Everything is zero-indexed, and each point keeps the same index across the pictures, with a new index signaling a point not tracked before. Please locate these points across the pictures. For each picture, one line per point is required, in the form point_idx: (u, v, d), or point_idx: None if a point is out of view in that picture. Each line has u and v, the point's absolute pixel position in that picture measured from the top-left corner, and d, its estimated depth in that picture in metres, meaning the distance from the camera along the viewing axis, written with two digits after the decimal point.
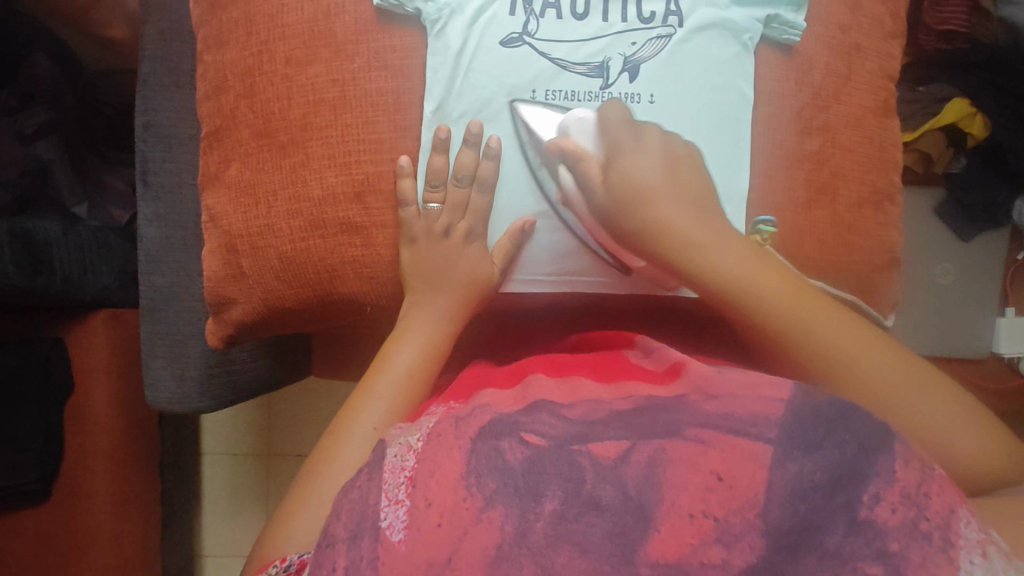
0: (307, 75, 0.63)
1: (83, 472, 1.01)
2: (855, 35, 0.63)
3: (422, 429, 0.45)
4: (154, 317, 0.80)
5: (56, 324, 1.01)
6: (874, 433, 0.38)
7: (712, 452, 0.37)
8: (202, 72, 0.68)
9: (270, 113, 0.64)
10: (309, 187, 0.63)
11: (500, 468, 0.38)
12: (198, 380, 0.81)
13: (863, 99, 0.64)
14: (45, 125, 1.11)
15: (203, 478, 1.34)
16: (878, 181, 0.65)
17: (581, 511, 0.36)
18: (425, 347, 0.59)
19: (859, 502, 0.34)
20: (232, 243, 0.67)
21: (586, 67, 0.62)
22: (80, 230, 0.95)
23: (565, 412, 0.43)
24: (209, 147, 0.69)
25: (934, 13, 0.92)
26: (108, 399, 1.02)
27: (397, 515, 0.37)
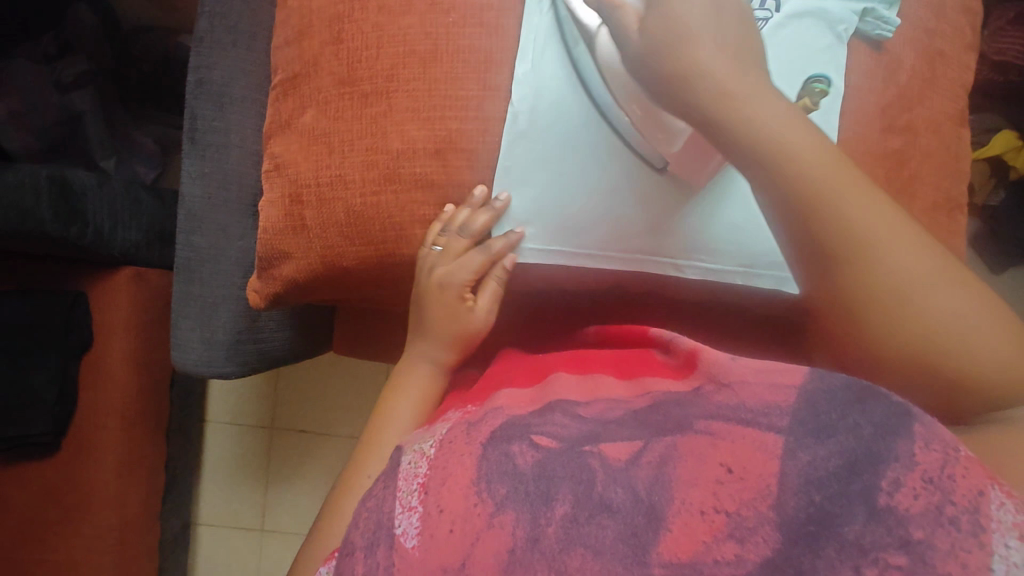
0: (401, 25, 0.62)
1: (92, 428, 1.00)
2: (939, 41, 0.63)
3: (434, 435, 0.46)
4: (190, 276, 0.79)
5: (80, 276, 1.00)
6: (886, 414, 0.37)
7: (721, 444, 0.39)
8: (284, 18, 0.68)
9: (355, 62, 0.63)
10: (389, 140, 0.62)
11: (510, 473, 0.39)
12: (227, 345, 0.80)
13: (944, 107, 0.63)
14: (84, 75, 1.09)
15: (205, 447, 1.33)
16: (952, 189, 0.63)
17: (593, 515, 0.37)
18: (414, 398, 0.64)
19: (878, 489, 0.35)
20: (298, 194, 0.66)
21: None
22: (112, 185, 0.94)
23: (579, 413, 0.45)
24: (283, 94, 0.68)
25: (991, 43, 0.90)
26: (124, 356, 1.00)
27: (410, 522, 0.39)
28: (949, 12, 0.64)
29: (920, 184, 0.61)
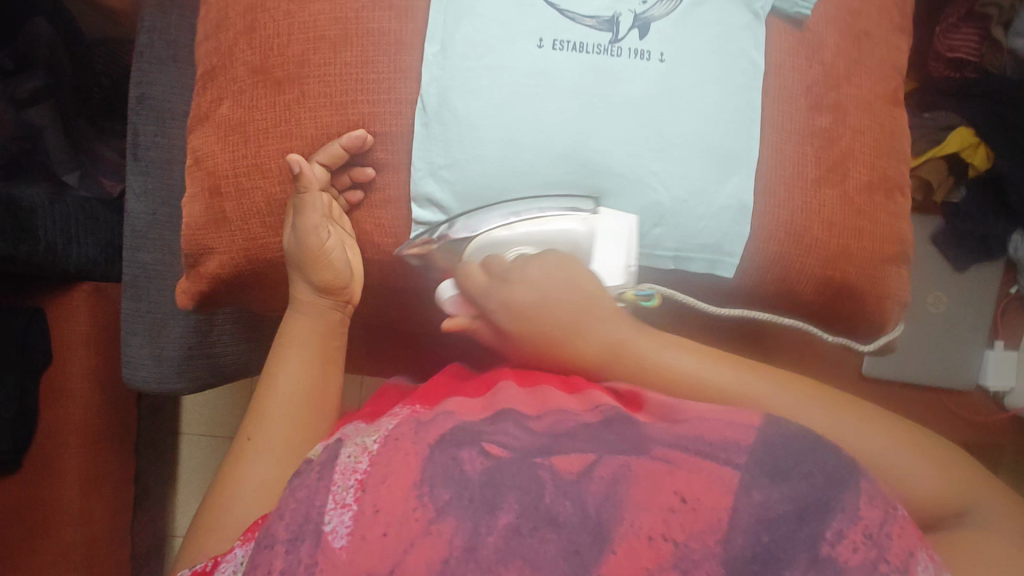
0: (309, 12, 0.62)
1: (56, 446, 0.99)
2: (865, 20, 0.64)
3: (381, 430, 0.46)
4: (137, 294, 0.78)
5: (38, 294, 1.00)
6: (837, 467, 0.37)
7: (677, 473, 0.38)
8: (205, 11, 0.68)
9: (269, 49, 0.63)
10: (303, 126, 0.63)
11: (455, 478, 0.38)
12: (177, 361, 0.79)
13: (874, 84, 0.64)
14: (40, 90, 1.09)
15: (179, 460, 1.29)
16: (890, 169, 0.64)
17: (537, 527, 0.36)
18: (307, 365, 0.59)
19: (822, 538, 0.35)
20: (217, 187, 0.66)
21: (596, 20, 0.58)
22: (66, 201, 0.95)
23: (530, 424, 0.43)
24: (203, 87, 0.68)
25: (945, 41, 0.92)
26: (84, 371, 1.00)
27: (341, 521, 0.38)
28: None
29: (853, 157, 0.63)
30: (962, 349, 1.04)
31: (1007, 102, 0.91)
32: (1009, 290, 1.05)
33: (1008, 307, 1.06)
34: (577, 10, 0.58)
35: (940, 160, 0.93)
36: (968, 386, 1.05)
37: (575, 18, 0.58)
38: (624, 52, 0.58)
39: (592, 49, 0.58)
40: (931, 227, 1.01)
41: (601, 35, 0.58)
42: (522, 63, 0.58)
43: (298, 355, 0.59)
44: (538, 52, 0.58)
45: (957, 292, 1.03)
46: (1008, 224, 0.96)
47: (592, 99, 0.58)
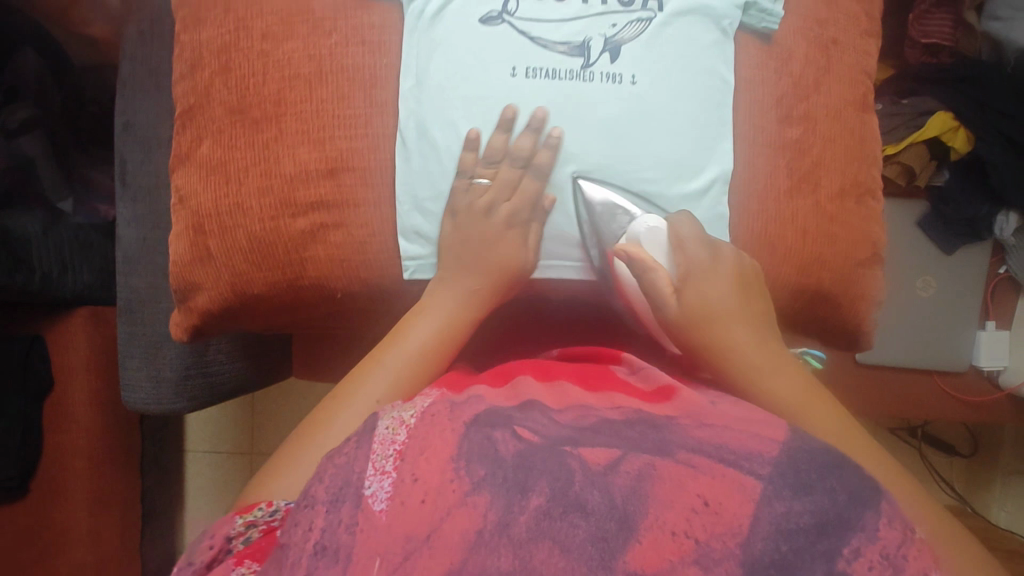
0: (285, 50, 0.64)
1: (63, 470, 1.01)
2: (832, 29, 0.66)
3: (417, 406, 0.43)
4: (132, 318, 0.80)
5: (36, 322, 1.01)
6: (859, 487, 0.35)
7: (701, 477, 0.35)
8: (178, 51, 0.68)
9: (246, 89, 0.64)
10: (282, 164, 0.64)
11: (490, 456, 0.36)
12: (175, 382, 0.81)
13: (842, 93, 0.66)
14: (29, 120, 1.09)
15: (187, 475, 1.32)
16: (860, 174, 0.66)
17: (566, 512, 0.33)
18: (443, 323, 0.58)
19: (839, 554, 0.32)
20: (200, 224, 0.66)
21: (567, 47, 0.61)
22: (60, 229, 0.95)
23: (554, 416, 0.41)
24: (181, 127, 0.68)
25: (918, 28, 0.93)
26: (85, 397, 1.02)
27: (381, 486, 0.35)
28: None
29: (825, 168, 0.65)
30: (955, 330, 1.04)
31: (981, 85, 0.92)
32: (999, 270, 1.05)
33: (998, 287, 1.06)
34: (546, 35, 0.61)
35: (923, 145, 0.94)
36: (962, 367, 1.05)
37: (546, 44, 0.61)
38: (596, 77, 0.61)
39: (564, 75, 0.61)
40: (916, 212, 1.02)
41: (573, 60, 0.61)
42: (496, 91, 0.61)
43: (432, 319, 0.58)
44: (512, 79, 0.61)
45: (947, 275, 1.03)
46: (991, 205, 0.97)
47: (565, 124, 0.61)
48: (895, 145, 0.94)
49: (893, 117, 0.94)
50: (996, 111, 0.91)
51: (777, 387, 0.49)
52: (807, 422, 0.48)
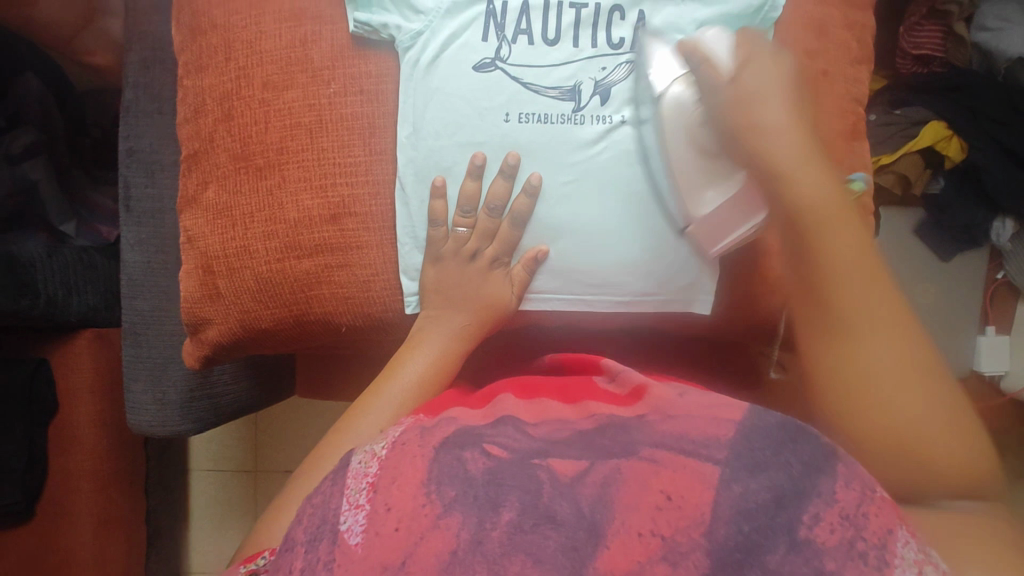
0: (284, 99, 0.64)
1: (68, 494, 1.01)
2: (822, 60, 0.67)
3: (389, 437, 0.46)
4: (137, 341, 0.80)
5: (42, 346, 1.01)
6: (817, 453, 0.40)
7: (663, 472, 0.39)
8: (182, 95, 0.69)
9: (248, 137, 0.65)
10: (286, 209, 0.64)
11: (460, 476, 0.40)
12: (179, 404, 0.81)
13: (830, 125, 0.67)
14: (33, 146, 1.11)
15: (191, 494, 1.31)
16: (849, 205, 0.67)
17: (538, 523, 0.37)
18: (437, 356, 0.62)
19: (800, 523, 0.36)
20: (209, 265, 0.67)
21: (558, 91, 0.62)
22: (64, 252, 0.96)
23: (529, 430, 0.44)
24: (187, 170, 0.69)
25: (909, 39, 0.95)
26: (90, 419, 1.02)
27: (355, 519, 0.38)
28: (832, 29, 0.67)
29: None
30: (954, 336, 1.05)
31: (970, 94, 0.93)
32: (996, 276, 1.05)
33: (995, 293, 1.06)
34: (537, 80, 0.62)
35: (916, 154, 0.94)
36: (961, 372, 1.06)
37: (538, 90, 0.62)
38: (587, 120, 0.63)
39: (556, 118, 0.62)
40: (915, 218, 1.03)
41: (564, 104, 0.62)
42: (488, 137, 0.62)
43: (422, 357, 0.61)
44: (505, 125, 0.62)
45: (947, 281, 1.04)
46: (987, 211, 0.98)
47: (557, 169, 0.63)
48: (890, 154, 0.95)
49: (888, 125, 0.95)
50: (989, 117, 0.92)
51: (826, 216, 0.56)
52: (832, 257, 0.55)
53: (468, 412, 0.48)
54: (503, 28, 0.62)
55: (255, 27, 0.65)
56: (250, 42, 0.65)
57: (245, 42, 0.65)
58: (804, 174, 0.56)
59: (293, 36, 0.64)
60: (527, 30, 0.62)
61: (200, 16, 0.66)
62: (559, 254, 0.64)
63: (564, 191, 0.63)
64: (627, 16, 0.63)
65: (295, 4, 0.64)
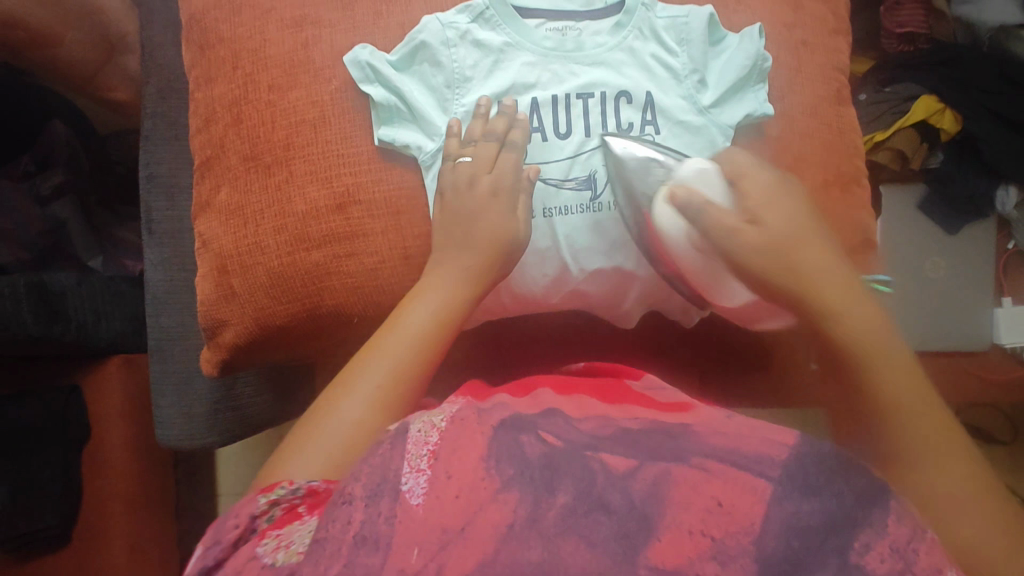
0: (289, 99, 0.67)
1: (103, 518, 1.04)
2: (800, 31, 0.69)
3: (445, 412, 0.45)
4: (163, 356, 0.84)
5: (72, 373, 1.05)
6: (872, 485, 0.39)
7: (714, 480, 0.38)
8: (194, 108, 0.72)
9: (256, 138, 0.67)
10: (294, 203, 0.66)
11: (518, 457, 0.39)
12: (206, 417, 0.84)
13: (816, 89, 0.69)
14: (61, 186, 1.16)
15: (219, 519, 1.31)
16: (841, 166, 0.69)
17: (590, 510, 0.37)
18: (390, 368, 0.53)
19: (850, 549, 0.35)
20: (224, 265, 0.68)
21: (575, 183, 0.65)
22: (93, 279, 1.00)
23: (576, 422, 0.44)
24: (201, 177, 0.72)
25: (891, 18, 0.98)
26: (123, 445, 1.06)
27: (417, 481, 0.38)
28: (807, 2, 0.69)
29: (806, 162, 0.67)
30: (971, 311, 1.04)
31: (958, 66, 0.94)
32: (1007, 246, 1.05)
33: (1010, 262, 1.06)
34: (556, 175, 0.65)
35: (912, 128, 0.95)
36: (982, 346, 1.04)
37: (558, 185, 0.65)
38: (605, 206, 0.65)
39: (575, 210, 0.64)
40: (916, 195, 1.03)
41: (582, 194, 0.65)
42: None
43: (432, 299, 0.58)
44: (531, 220, 0.64)
45: (955, 254, 1.04)
46: (989, 180, 0.99)
47: (586, 249, 0.65)
48: (884, 130, 0.96)
49: (879, 103, 0.97)
50: (979, 87, 0.93)
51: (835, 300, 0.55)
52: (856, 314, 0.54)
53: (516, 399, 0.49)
54: None
55: (261, 36, 0.68)
56: (257, 50, 0.68)
57: (251, 50, 0.68)
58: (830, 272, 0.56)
59: (296, 40, 0.68)
60: (540, 128, 0.65)
61: (209, 33, 0.70)
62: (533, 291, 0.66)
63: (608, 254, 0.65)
64: (635, 100, 0.65)
65: (298, 11, 0.68)
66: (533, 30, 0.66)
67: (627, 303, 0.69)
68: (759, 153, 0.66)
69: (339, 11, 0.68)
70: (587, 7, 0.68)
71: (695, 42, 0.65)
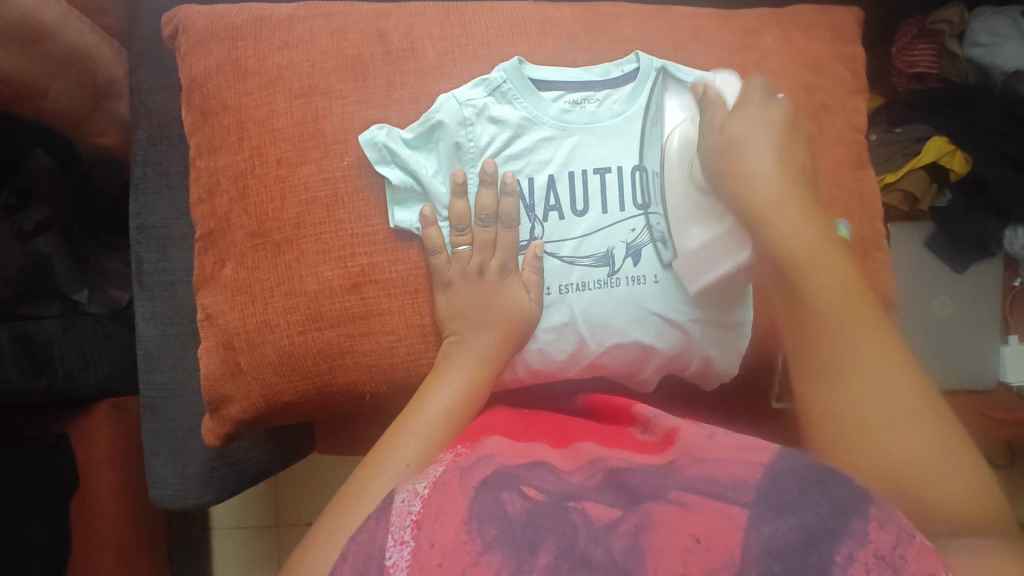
0: (300, 175, 0.65)
1: (91, 569, 0.99)
2: (820, 95, 0.68)
3: (429, 476, 0.43)
4: (156, 414, 0.80)
5: (60, 420, 1.01)
6: (848, 496, 0.36)
7: (692, 515, 0.37)
8: (194, 176, 0.69)
9: (264, 214, 0.65)
10: (305, 283, 0.64)
11: (499, 517, 0.38)
12: (201, 476, 0.80)
13: (839, 155, 0.68)
14: (44, 222, 1.10)
15: (213, 555, 1.28)
16: (863, 233, 0.67)
17: (574, 567, 0.35)
18: (426, 445, 0.53)
19: (832, 562, 0.33)
20: (229, 341, 0.66)
21: (592, 259, 0.64)
22: (79, 325, 0.96)
23: (566, 476, 0.43)
24: (202, 249, 0.68)
25: (902, 58, 0.97)
26: (113, 491, 1.01)
27: (402, 555, 0.37)
28: (828, 65, 0.69)
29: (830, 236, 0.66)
30: (979, 347, 1.03)
31: (971, 106, 0.93)
32: (1014, 282, 1.04)
33: (1016, 299, 1.05)
34: (571, 252, 0.64)
35: (923, 170, 0.94)
36: (989, 383, 1.03)
37: (573, 261, 0.64)
38: (623, 282, 0.64)
39: (593, 286, 0.64)
40: (924, 233, 1.02)
41: (599, 270, 0.64)
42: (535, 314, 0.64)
43: (454, 383, 0.58)
44: (547, 298, 0.64)
45: (962, 293, 1.03)
46: (999, 221, 0.96)
47: (610, 318, 0.64)
48: (895, 172, 0.96)
49: (889, 145, 0.97)
50: (992, 129, 0.92)
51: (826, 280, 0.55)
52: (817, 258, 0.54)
53: (504, 450, 0.46)
54: (534, 207, 0.64)
55: (266, 106, 0.65)
56: (263, 120, 0.65)
57: (257, 121, 0.65)
58: (797, 235, 0.55)
59: (305, 112, 0.65)
60: (556, 206, 0.64)
61: (212, 99, 0.67)
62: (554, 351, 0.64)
63: (634, 320, 0.64)
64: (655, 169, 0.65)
65: (306, 80, 0.66)
66: (550, 104, 0.65)
67: (648, 374, 0.68)
68: None
69: (348, 77, 0.66)
70: (605, 76, 0.67)
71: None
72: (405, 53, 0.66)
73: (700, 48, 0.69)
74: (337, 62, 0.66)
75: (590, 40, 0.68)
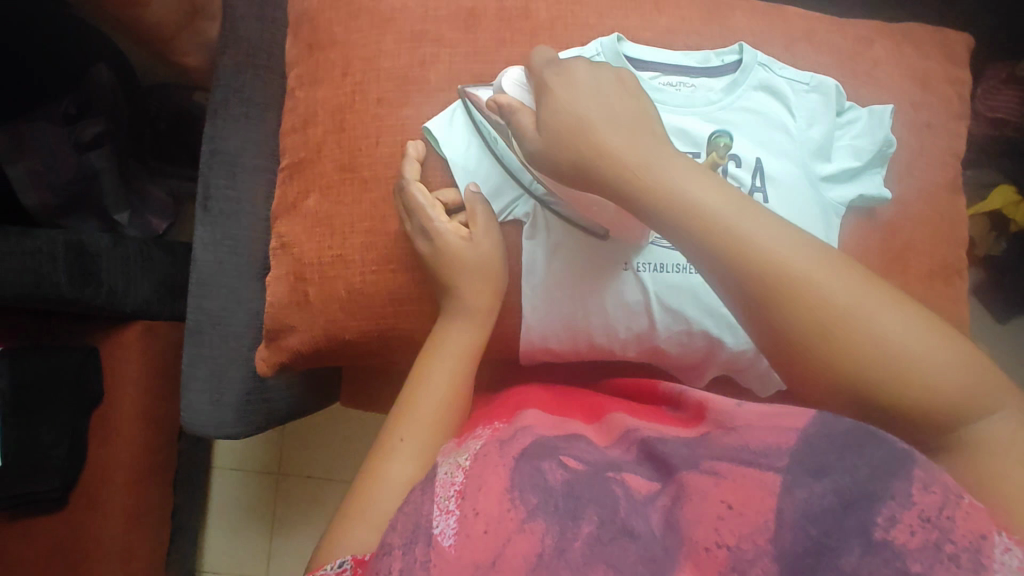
0: (399, 117, 0.65)
1: (99, 482, 0.98)
2: (925, 112, 0.69)
3: (469, 450, 0.44)
4: (199, 339, 0.79)
5: (92, 333, 1.01)
6: (887, 457, 0.35)
7: (723, 483, 0.37)
8: (291, 106, 0.69)
9: (356, 148, 0.65)
10: (388, 224, 0.64)
11: (541, 486, 0.37)
12: (235, 406, 0.80)
13: (932, 175, 0.68)
14: (102, 135, 1.08)
15: (211, 494, 1.28)
16: (946, 256, 0.68)
17: (615, 537, 0.35)
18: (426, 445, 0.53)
19: (873, 524, 0.33)
20: (300, 272, 0.66)
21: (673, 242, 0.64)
22: (127, 244, 0.95)
23: (602, 448, 0.43)
24: (287, 179, 0.69)
25: (983, 103, 0.96)
26: (132, 414, 1.00)
27: (447, 522, 0.37)
28: (935, 83, 0.70)
29: (914, 250, 0.67)
30: None
31: None
32: None
33: None
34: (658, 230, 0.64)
35: (981, 215, 0.98)
36: None
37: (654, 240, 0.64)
38: None
39: (671, 268, 0.64)
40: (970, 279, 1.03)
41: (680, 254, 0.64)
42: (608, 285, 0.64)
43: (447, 361, 0.59)
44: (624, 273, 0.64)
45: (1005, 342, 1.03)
46: None
47: (681, 298, 0.64)
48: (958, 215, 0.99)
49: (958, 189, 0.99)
50: None
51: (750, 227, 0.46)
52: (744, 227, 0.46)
53: (542, 421, 0.47)
54: None
55: (375, 45, 0.66)
56: (370, 59, 0.66)
57: (364, 59, 0.66)
58: (787, 261, 0.45)
59: (413, 56, 0.66)
60: None
61: (319, 34, 0.68)
62: (624, 323, 0.65)
63: (702, 309, 0.64)
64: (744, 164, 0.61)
65: (418, 25, 0.67)
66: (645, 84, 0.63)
67: (705, 369, 0.69)
68: (869, 234, 0.66)
69: (462, 27, 0.67)
70: (704, 63, 0.65)
71: (817, 115, 0.65)
72: (519, 11, 0.68)
73: (810, 46, 0.69)
74: (450, 11, 0.67)
75: (703, 24, 0.68)
